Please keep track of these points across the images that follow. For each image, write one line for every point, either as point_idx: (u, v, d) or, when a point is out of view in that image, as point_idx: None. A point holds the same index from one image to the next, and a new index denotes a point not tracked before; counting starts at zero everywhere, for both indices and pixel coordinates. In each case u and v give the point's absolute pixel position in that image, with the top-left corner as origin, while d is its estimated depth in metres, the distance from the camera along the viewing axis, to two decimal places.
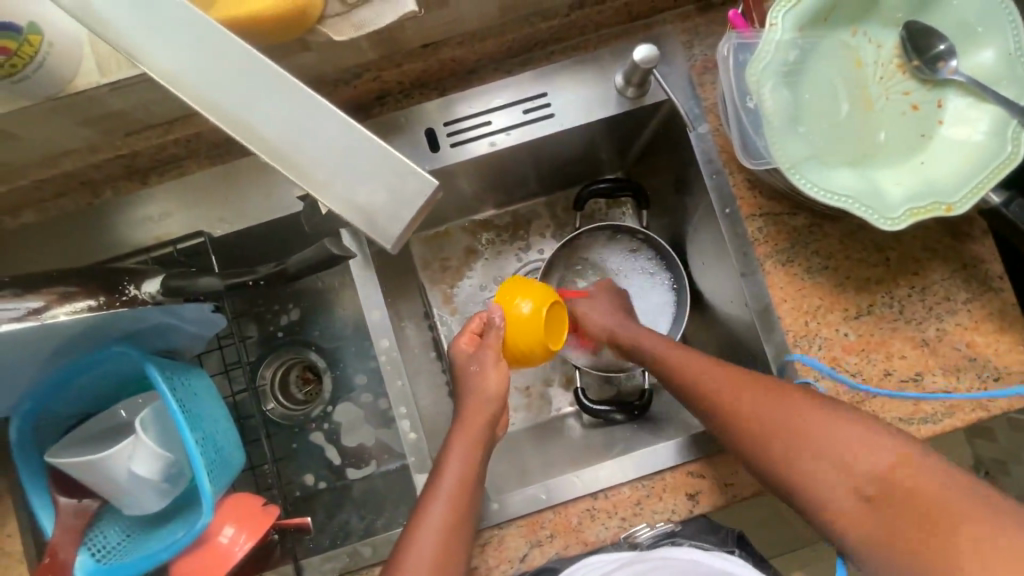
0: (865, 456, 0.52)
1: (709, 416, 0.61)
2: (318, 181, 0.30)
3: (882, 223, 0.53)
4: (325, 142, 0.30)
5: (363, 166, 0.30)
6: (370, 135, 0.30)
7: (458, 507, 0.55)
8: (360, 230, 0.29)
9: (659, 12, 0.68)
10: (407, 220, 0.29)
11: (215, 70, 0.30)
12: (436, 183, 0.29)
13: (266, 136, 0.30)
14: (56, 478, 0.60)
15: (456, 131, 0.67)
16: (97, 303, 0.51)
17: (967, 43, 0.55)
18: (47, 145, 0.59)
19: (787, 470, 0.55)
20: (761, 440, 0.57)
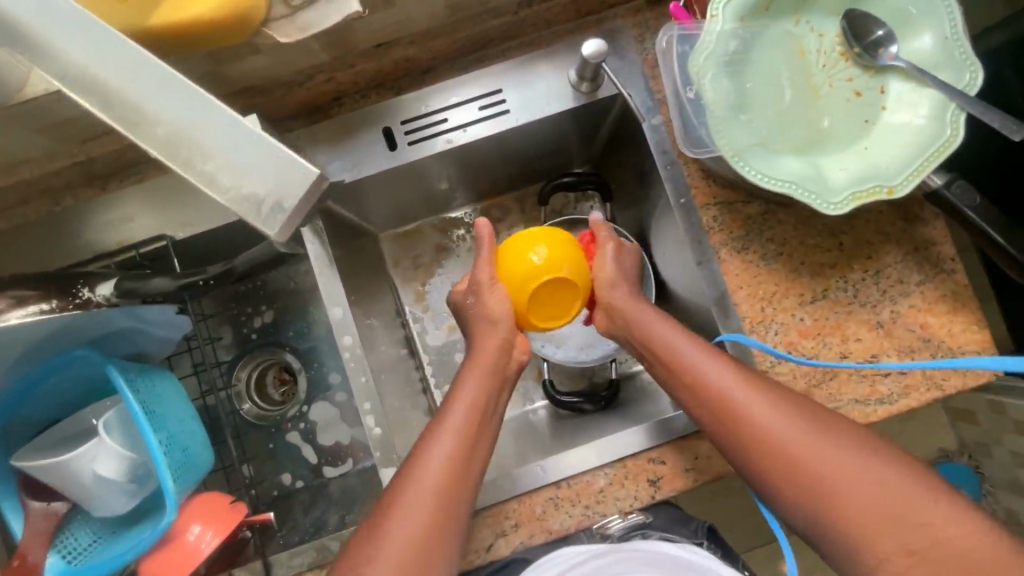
0: (894, 507, 0.47)
1: (736, 440, 0.53)
2: (214, 175, 0.37)
3: (825, 208, 0.54)
4: (222, 141, 0.37)
5: (253, 162, 0.37)
6: (259, 135, 0.37)
7: (458, 469, 0.53)
8: (253, 218, 0.37)
9: (611, 7, 0.69)
10: (291, 205, 0.37)
11: (120, 83, 0.36)
12: (318, 174, 0.37)
13: (170, 137, 0.36)
14: (25, 482, 0.61)
15: (415, 129, 0.68)
16: (50, 307, 0.52)
17: (904, 29, 0.56)
18: (5, 154, 0.59)
19: (813, 511, 0.49)
20: (793, 471, 0.50)
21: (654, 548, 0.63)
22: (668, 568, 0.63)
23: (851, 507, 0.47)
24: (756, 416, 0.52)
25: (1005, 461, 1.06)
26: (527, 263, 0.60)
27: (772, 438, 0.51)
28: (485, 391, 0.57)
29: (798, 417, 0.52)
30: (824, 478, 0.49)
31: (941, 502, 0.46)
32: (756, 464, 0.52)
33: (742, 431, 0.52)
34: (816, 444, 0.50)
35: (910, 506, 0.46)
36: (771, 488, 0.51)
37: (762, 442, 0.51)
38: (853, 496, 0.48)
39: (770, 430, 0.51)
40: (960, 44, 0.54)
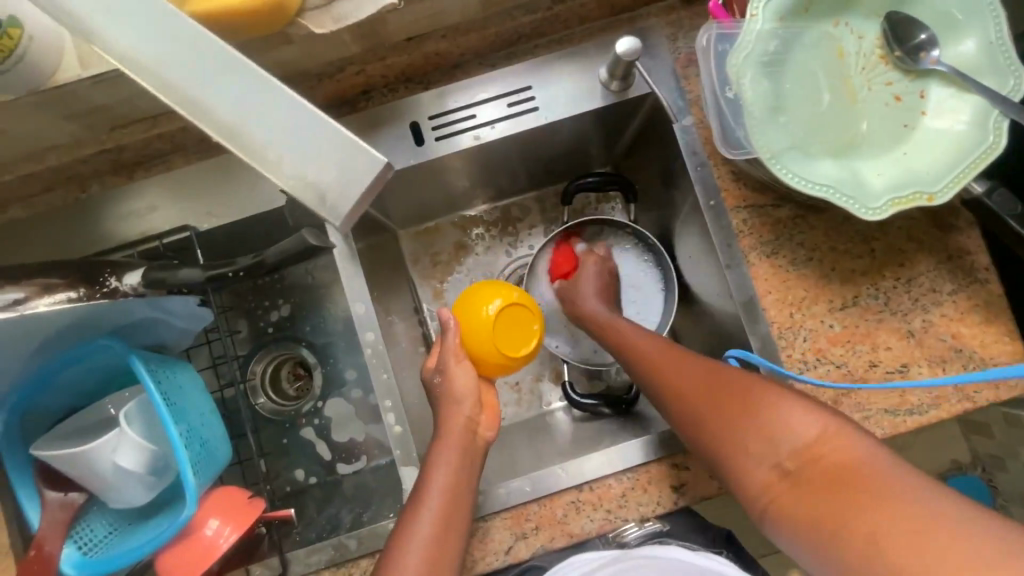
0: (774, 431, 0.49)
1: (651, 385, 0.60)
2: (268, 159, 0.30)
3: (863, 212, 0.53)
4: (276, 123, 0.30)
5: (312, 145, 0.30)
6: (320, 114, 0.30)
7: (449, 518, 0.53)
8: (313, 209, 0.30)
9: (644, 6, 0.68)
10: (356, 197, 0.30)
11: (167, 50, 0.30)
12: (387, 162, 0.30)
13: (220, 117, 0.30)
14: (43, 472, 0.60)
15: (442, 124, 0.68)
16: (77, 296, 0.51)
17: (947, 32, 0.55)
18: (33, 139, 0.59)
19: (709, 441, 0.53)
20: (689, 407, 0.55)
21: (672, 556, 0.60)
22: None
23: (738, 434, 0.51)
24: (663, 364, 0.60)
25: (1019, 475, 1.05)
26: (483, 315, 0.61)
27: (674, 380, 0.58)
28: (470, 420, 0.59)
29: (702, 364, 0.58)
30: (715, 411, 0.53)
31: (824, 422, 0.48)
32: (668, 406, 0.58)
33: (652, 383, 0.60)
34: (710, 383, 0.55)
35: (791, 429, 0.49)
36: (676, 425, 0.57)
37: (664, 392, 0.58)
38: (735, 421, 0.51)
39: (674, 374, 0.58)
40: (1005, 49, 0.53)
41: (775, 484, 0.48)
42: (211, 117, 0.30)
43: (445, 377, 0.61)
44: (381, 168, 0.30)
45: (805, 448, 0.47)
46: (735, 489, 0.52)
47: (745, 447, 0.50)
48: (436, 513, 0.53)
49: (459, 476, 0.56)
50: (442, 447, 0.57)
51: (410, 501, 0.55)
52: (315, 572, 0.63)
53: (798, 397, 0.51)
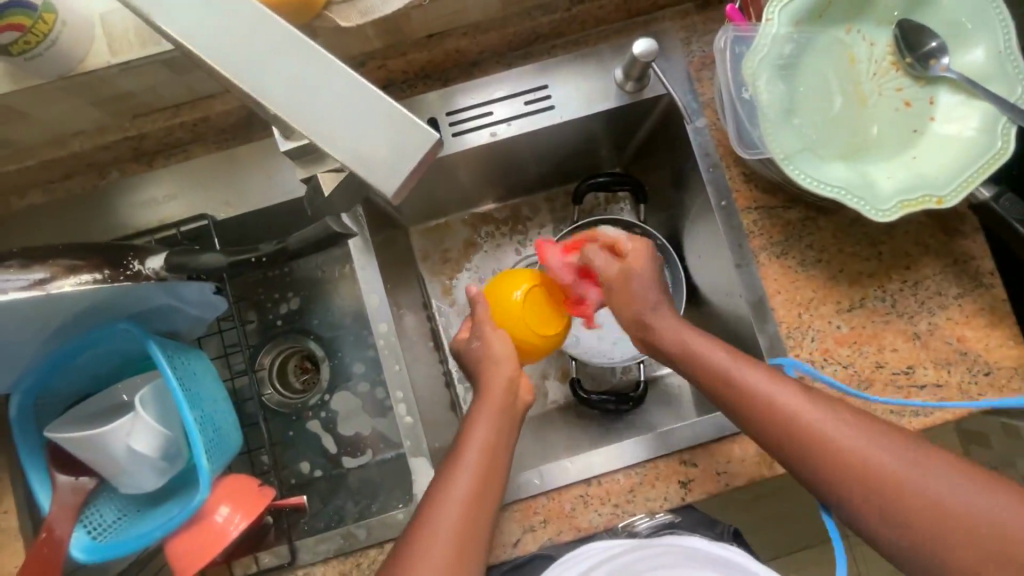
0: (902, 477, 0.47)
1: (739, 410, 0.55)
2: (320, 131, 0.30)
3: (874, 214, 0.54)
4: (329, 97, 0.31)
5: (364, 120, 0.30)
6: (373, 89, 0.31)
7: (480, 493, 0.52)
8: (363, 180, 0.30)
9: (660, 9, 0.70)
10: (405, 171, 0.30)
11: (223, 25, 0.31)
12: (438, 138, 0.30)
13: (272, 90, 0.30)
14: (54, 455, 0.61)
15: (459, 120, 0.69)
16: (101, 277, 0.52)
17: (956, 41, 0.57)
18: (57, 124, 0.60)
19: (819, 477, 0.51)
20: (849, 468, 0.49)
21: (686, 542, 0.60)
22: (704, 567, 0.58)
23: (859, 476, 0.49)
24: (761, 391, 0.54)
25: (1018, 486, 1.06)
26: (513, 298, 0.62)
27: (776, 411, 0.53)
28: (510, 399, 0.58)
29: (803, 393, 0.54)
30: (828, 448, 0.50)
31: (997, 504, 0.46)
32: (763, 433, 0.54)
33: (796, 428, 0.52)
34: (824, 418, 0.52)
35: (918, 477, 0.47)
36: (819, 477, 0.51)
37: (817, 441, 0.51)
38: (905, 488, 0.47)
39: (832, 427, 0.51)
40: (1014, 58, 0.54)
41: (901, 528, 0.47)
42: (262, 89, 0.31)
43: (482, 342, 0.61)
44: (432, 143, 0.31)
45: (938, 499, 0.46)
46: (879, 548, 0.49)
47: (872, 489, 0.48)
48: (472, 483, 0.52)
49: (491, 452, 0.54)
50: (477, 417, 0.56)
51: (440, 473, 0.54)
52: (323, 561, 0.64)
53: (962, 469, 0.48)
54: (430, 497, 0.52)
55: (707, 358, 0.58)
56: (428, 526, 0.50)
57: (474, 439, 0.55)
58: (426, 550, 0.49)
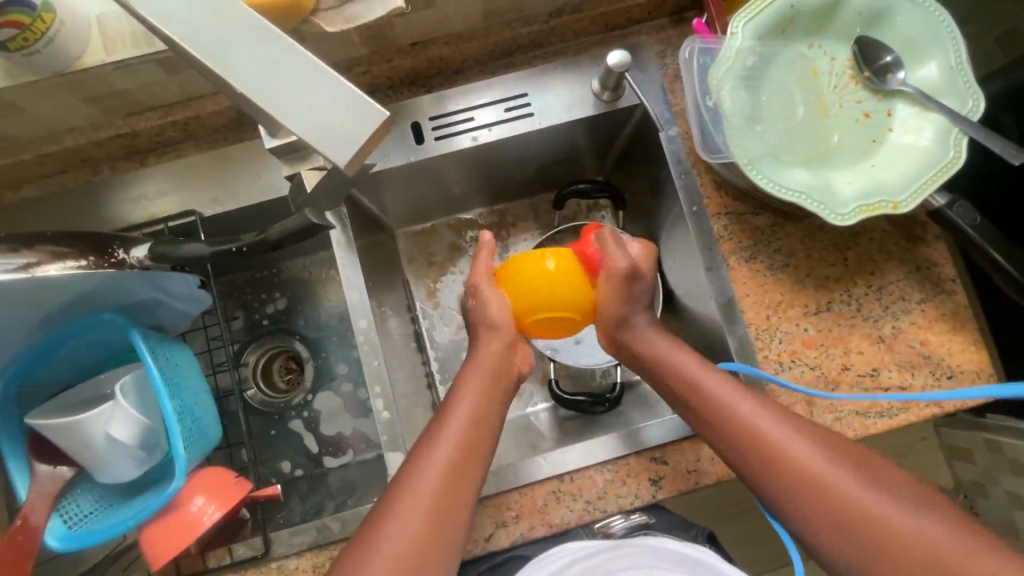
0: (855, 495, 0.49)
1: (715, 429, 0.57)
2: (280, 107, 0.33)
3: (832, 217, 0.56)
4: (290, 77, 0.33)
5: (325, 101, 0.33)
6: (330, 70, 0.33)
7: (459, 473, 0.54)
8: (319, 151, 0.32)
9: (635, 24, 0.73)
10: (359, 145, 0.33)
11: (197, 9, 0.33)
12: (388, 115, 0.33)
13: (239, 68, 0.33)
14: (34, 443, 0.62)
15: (442, 125, 0.72)
16: (86, 264, 0.54)
17: (911, 56, 0.60)
18: (53, 120, 0.62)
19: (781, 496, 0.52)
20: (809, 493, 0.51)
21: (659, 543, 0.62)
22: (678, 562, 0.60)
23: (822, 500, 0.50)
24: (738, 412, 0.56)
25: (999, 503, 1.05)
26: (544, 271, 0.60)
27: (752, 432, 0.54)
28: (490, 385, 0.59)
29: (778, 414, 0.55)
30: (792, 465, 0.52)
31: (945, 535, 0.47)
32: (737, 456, 0.55)
33: (763, 452, 0.53)
34: (791, 438, 0.53)
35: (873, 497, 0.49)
36: (779, 498, 0.52)
37: (785, 466, 0.52)
38: (858, 517, 0.49)
39: (798, 451, 0.52)
40: (964, 73, 0.58)
41: (850, 548, 0.49)
42: (230, 68, 0.33)
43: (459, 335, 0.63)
44: (383, 121, 0.33)
45: (883, 524, 0.48)
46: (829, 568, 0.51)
47: (826, 511, 0.50)
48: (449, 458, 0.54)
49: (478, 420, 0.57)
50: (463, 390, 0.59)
51: (422, 446, 0.55)
52: (297, 554, 0.64)
53: (914, 497, 0.49)
54: (410, 472, 0.53)
55: (690, 380, 0.59)
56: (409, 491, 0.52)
57: (458, 414, 0.57)
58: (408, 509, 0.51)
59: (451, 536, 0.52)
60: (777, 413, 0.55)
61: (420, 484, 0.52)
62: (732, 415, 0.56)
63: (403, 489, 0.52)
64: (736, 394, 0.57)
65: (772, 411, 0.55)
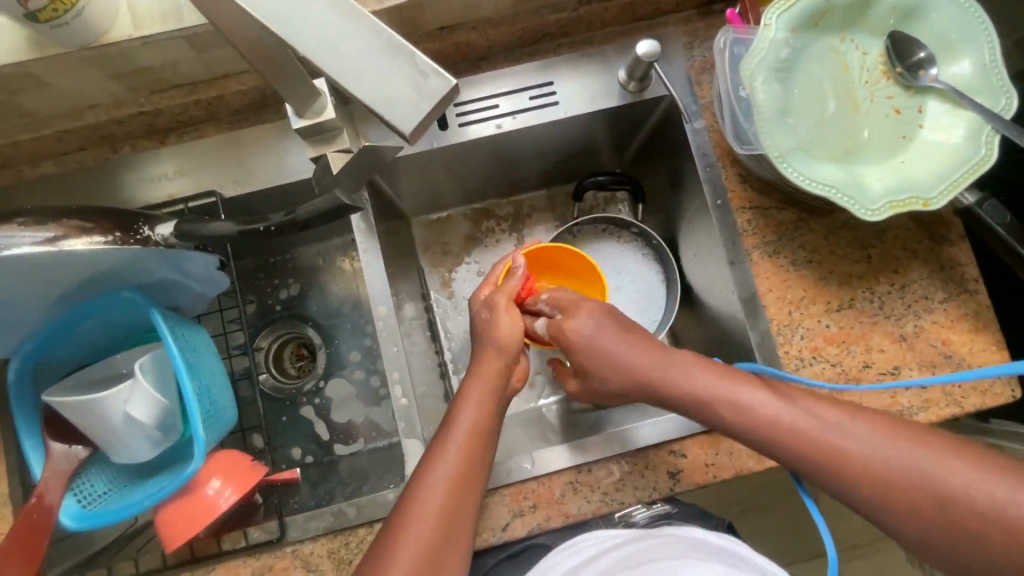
0: (906, 470, 0.48)
1: (737, 429, 0.55)
2: (342, 71, 0.32)
3: (862, 213, 0.56)
4: (352, 40, 0.32)
5: (387, 64, 0.32)
6: (393, 34, 0.32)
7: (466, 471, 0.54)
8: (383, 119, 0.32)
9: (663, 15, 0.73)
10: (424, 115, 0.32)
11: None
12: (453, 83, 0.32)
13: (301, 30, 0.32)
14: (50, 421, 0.61)
15: (466, 111, 0.71)
16: (111, 239, 0.53)
17: (946, 53, 0.59)
18: (75, 96, 0.61)
19: (835, 485, 0.51)
20: (849, 477, 0.49)
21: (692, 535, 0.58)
22: (708, 553, 0.54)
23: (865, 481, 0.49)
24: (743, 405, 0.54)
25: None
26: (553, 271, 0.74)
27: (784, 431, 0.52)
28: (491, 389, 0.59)
29: (817, 408, 0.52)
30: (816, 453, 0.51)
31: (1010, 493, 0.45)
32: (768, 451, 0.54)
33: (790, 448, 0.52)
34: (814, 425, 0.52)
35: (925, 467, 0.48)
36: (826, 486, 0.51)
37: (818, 457, 0.51)
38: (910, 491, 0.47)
39: (826, 440, 0.51)
40: (998, 70, 0.57)
41: (917, 525, 0.47)
42: (292, 30, 0.32)
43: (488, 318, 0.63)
44: (447, 90, 0.33)
45: (937, 492, 0.47)
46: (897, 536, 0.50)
47: (880, 491, 0.48)
48: (463, 447, 0.55)
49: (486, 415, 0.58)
50: (469, 388, 0.59)
51: (433, 441, 0.56)
52: (312, 539, 0.64)
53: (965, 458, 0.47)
54: (418, 472, 0.54)
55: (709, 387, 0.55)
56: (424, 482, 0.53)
57: (468, 405, 0.58)
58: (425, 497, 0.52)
59: (459, 536, 0.53)
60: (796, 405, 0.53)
61: (429, 483, 0.53)
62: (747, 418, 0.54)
63: (411, 490, 0.53)
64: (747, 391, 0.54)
65: (803, 399, 0.53)
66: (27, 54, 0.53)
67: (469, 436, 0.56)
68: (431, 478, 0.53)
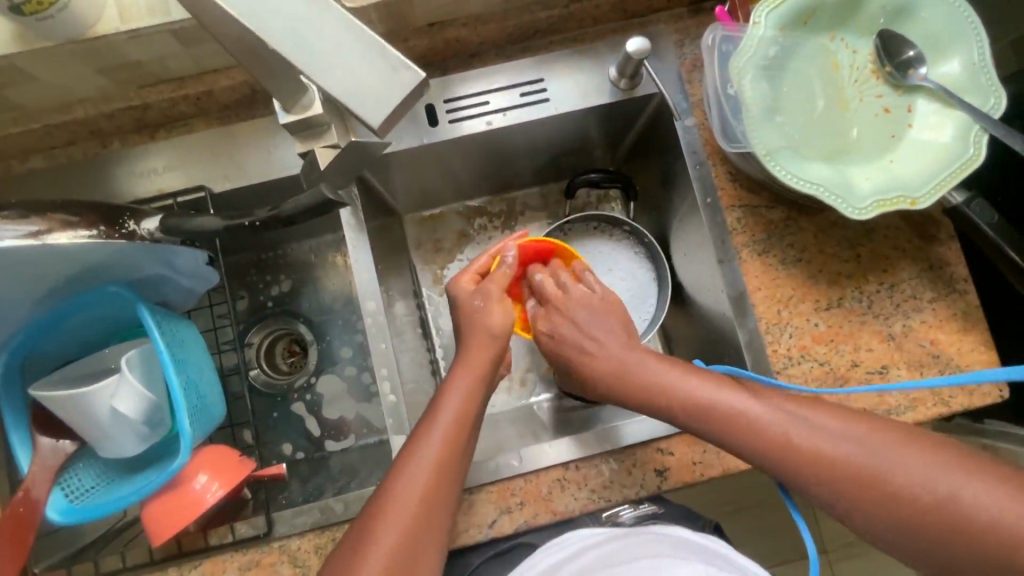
0: (864, 461, 0.50)
1: (708, 429, 0.56)
2: (314, 64, 0.32)
3: (849, 211, 0.56)
4: (323, 34, 0.33)
5: (357, 57, 0.33)
6: (365, 29, 0.33)
7: (450, 457, 0.54)
8: (355, 111, 0.32)
9: (654, 12, 0.73)
10: (396, 108, 0.33)
11: None
12: (423, 77, 0.33)
13: (272, 22, 0.32)
14: (38, 416, 0.61)
15: (456, 108, 0.71)
16: (97, 233, 0.54)
17: (935, 51, 0.59)
18: (64, 89, 0.61)
19: (798, 479, 0.52)
20: (816, 473, 0.51)
21: (678, 533, 0.59)
22: (692, 553, 0.55)
23: (828, 472, 0.51)
24: (714, 402, 0.55)
25: None
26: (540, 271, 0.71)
27: (751, 427, 0.54)
28: (479, 374, 0.59)
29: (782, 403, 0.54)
30: (784, 449, 0.52)
31: (960, 482, 0.48)
32: (737, 448, 0.55)
33: (759, 445, 0.54)
34: (780, 421, 0.53)
35: (884, 459, 0.50)
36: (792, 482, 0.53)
37: (788, 453, 0.52)
38: (870, 481, 0.50)
39: (794, 435, 0.52)
40: (987, 70, 0.57)
41: (872, 513, 0.50)
42: (263, 24, 0.32)
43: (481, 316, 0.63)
44: (417, 84, 0.33)
45: (895, 480, 0.49)
46: (855, 528, 0.52)
47: (839, 482, 0.51)
48: (448, 430, 0.55)
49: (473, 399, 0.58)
50: (458, 371, 0.59)
51: (419, 424, 0.56)
52: (300, 534, 0.64)
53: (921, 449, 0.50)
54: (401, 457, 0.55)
55: (680, 383, 0.57)
56: (408, 464, 0.54)
57: (455, 388, 0.58)
58: (407, 479, 0.53)
59: (438, 527, 0.53)
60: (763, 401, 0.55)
61: (413, 466, 0.53)
62: (718, 418, 0.55)
63: (395, 471, 0.54)
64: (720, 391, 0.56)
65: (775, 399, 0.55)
66: (12, 48, 0.53)
67: (455, 419, 0.56)
68: (414, 466, 0.53)
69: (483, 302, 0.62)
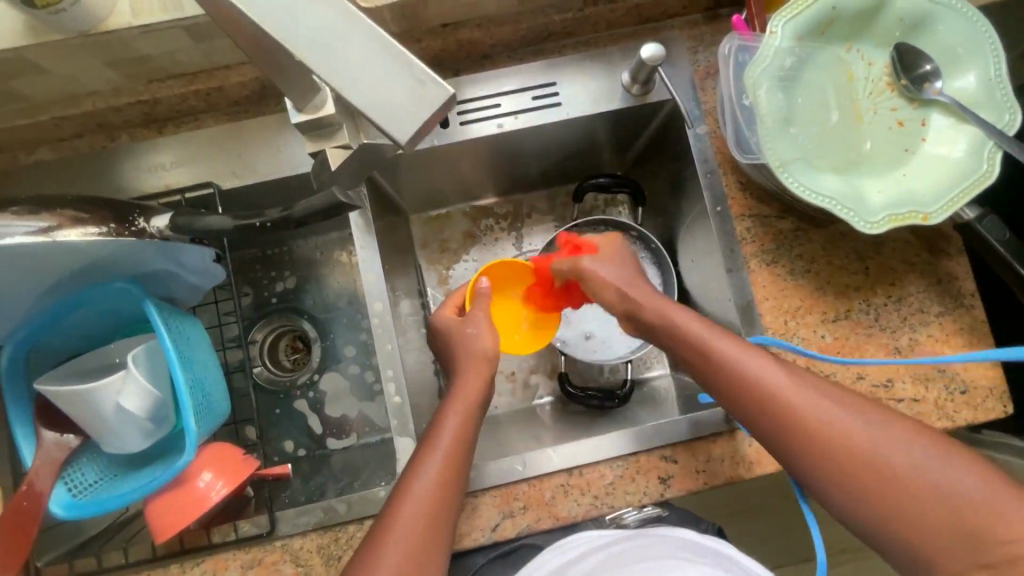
0: (866, 440, 0.49)
1: (728, 392, 0.55)
2: (340, 77, 0.32)
3: (862, 225, 0.56)
4: (349, 47, 0.32)
5: (384, 69, 0.32)
6: (392, 40, 0.32)
7: (454, 465, 0.55)
8: (377, 123, 0.32)
9: (669, 18, 0.72)
10: (422, 122, 0.32)
11: None
12: (451, 92, 0.32)
13: (298, 31, 0.32)
14: (42, 409, 0.61)
15: (467, 109, 0.70)
16: (106, 231, 0.53)
17: (951, 66, 0.59)
18: (73, 81, 0.61)
19: (806, 463, 0.51)
20: (831, 457, 0.50)
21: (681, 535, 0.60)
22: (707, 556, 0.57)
23: (840, 457, 0.50)
24: (737, 366, 0.55)
25: None
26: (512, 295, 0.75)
27: (760, 390, 0.53)
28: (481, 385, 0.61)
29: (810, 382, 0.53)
30: (803, 422, 0.51)
31: (979, 487, 0.46)
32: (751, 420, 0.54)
33: (781, 416, 0.52)
34: (803, 397, 0.52)
35: (905, 454, 0.48)
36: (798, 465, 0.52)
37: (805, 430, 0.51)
38: (883, 474, 0.48)
39: (818, 410, 0.51)
40: (1003, 86, 0.57)
41: (859, 498, 0.49)
42: (289, 33, 0.32)
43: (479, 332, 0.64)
44: (445, 99, 0.33)
45: (907, 475, 0.48)
46: (854, 524, 0.50)
47: (838, 462, 0.50)
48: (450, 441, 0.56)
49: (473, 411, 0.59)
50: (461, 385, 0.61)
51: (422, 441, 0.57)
52: (302, 533, 0.64)
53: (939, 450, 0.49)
54: (404, 481, 0.54)
55: (694, 336, 0.58)
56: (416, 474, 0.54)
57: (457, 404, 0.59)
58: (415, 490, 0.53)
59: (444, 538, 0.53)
60: (790, 373, 0.54)
61: (419, 478, 0.54)
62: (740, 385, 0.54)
63: (404, 484, 0.54)
64: (752, 356, 0.55)
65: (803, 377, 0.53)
66: (23, 40, 0.52)
67: (457, 435, 0.57)
68: (421, 481, 0.54)
69: (475, 328, 0.64)
